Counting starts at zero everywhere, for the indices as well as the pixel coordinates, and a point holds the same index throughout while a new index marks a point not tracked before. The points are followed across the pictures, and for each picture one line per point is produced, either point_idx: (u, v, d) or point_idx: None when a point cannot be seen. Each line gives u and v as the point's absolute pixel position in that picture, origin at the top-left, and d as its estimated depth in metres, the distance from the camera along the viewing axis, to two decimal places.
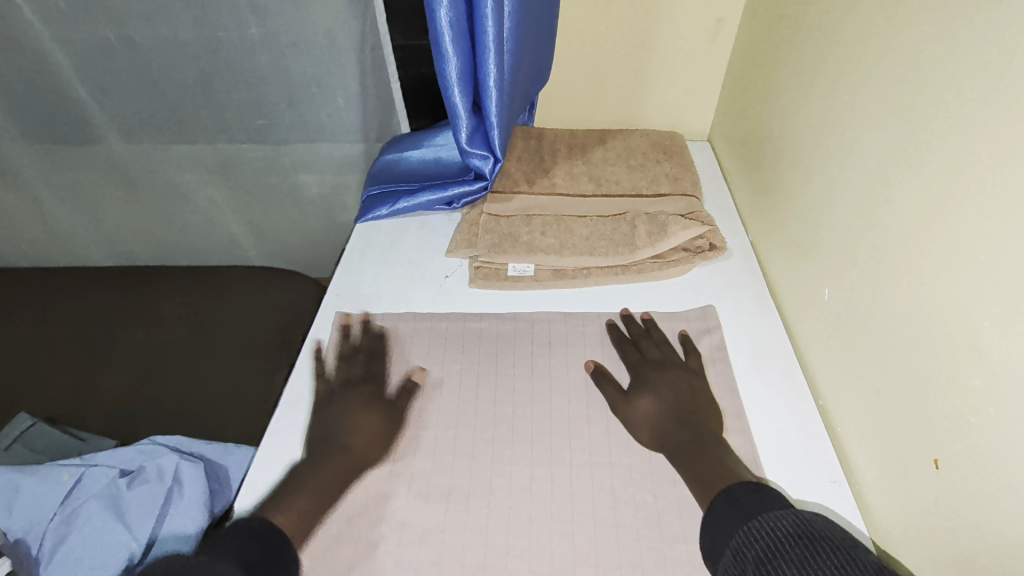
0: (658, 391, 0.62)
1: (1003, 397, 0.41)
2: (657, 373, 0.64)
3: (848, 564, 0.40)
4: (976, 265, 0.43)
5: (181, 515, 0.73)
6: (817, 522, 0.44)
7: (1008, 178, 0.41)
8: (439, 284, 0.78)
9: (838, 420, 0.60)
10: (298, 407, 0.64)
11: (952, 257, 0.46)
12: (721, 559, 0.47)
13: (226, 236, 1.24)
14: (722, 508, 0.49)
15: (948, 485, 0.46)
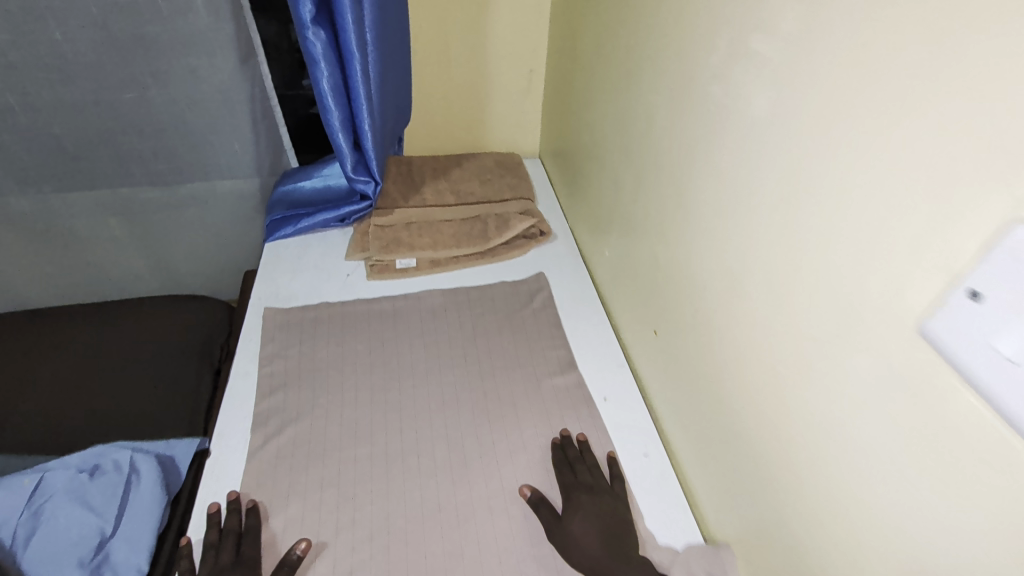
0: (586, 513, 0.66)
1: (671, 280, 0.73)
2: (587, 497, 0.68)
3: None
4: (654, 213, 0.77)
5: (142, 498, 0.87)
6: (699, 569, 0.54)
7: (653, 167, 0.76)
8: (343, 280, 1.01)
9: (623, 328, 0.93)
10: (244, 378, 0.83)
11: (647, 213, 0.79)
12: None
13: (129, 273, 1.34)
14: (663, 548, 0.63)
15: (662, 341, 0.78)
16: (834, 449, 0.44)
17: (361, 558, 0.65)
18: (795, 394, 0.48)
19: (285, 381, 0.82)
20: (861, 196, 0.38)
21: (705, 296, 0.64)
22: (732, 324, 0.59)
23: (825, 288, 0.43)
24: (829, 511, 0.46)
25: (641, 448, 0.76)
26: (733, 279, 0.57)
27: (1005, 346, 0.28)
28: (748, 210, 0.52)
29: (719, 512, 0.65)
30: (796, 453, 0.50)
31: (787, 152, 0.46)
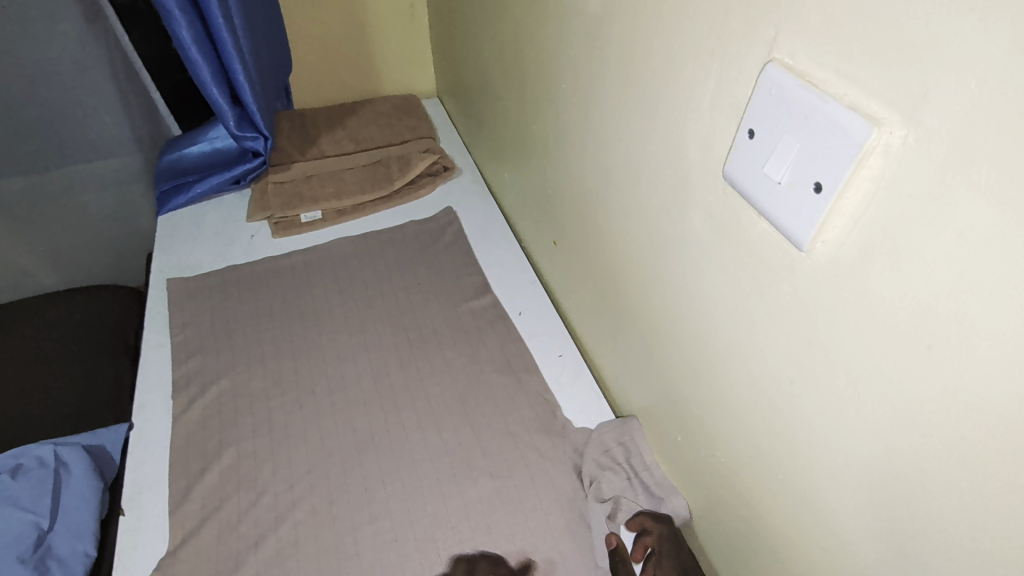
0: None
1: (559, 194, 0.78)
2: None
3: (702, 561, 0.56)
4: (536, 132, 0.81)
5: (74, 488, 0.86)
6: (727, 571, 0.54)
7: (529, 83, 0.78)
8: (248, 242, 0.99)
9: (532, 249, 0.96)
10: (158, 350, 0.82)
11: (533, 131, 0.82)
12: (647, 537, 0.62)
13: (17, 274, 1.24)
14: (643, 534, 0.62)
15: (561, 251, 0.83)
16: (687, 304, 0.51)
17: (303, 489, 0.68)
18: (656, 267, 0.55)
19: (201, 346, 0.82)
20: (674, 74, 0.44)
21: (584, 199, 0.69)
22: (605, 220, 0.64)
23: (663, 162, 0.49)
24: (690, 361, 0.53)
25: (556, 350, 0.82)
26: (600, 177, 0.63)
27: (771, 173, 0.35)
28: (602, 109, 0.58)
29: (623, 391, 0.73)
30: (663, 320, 0.57)
31: (620, 47, 0.51)
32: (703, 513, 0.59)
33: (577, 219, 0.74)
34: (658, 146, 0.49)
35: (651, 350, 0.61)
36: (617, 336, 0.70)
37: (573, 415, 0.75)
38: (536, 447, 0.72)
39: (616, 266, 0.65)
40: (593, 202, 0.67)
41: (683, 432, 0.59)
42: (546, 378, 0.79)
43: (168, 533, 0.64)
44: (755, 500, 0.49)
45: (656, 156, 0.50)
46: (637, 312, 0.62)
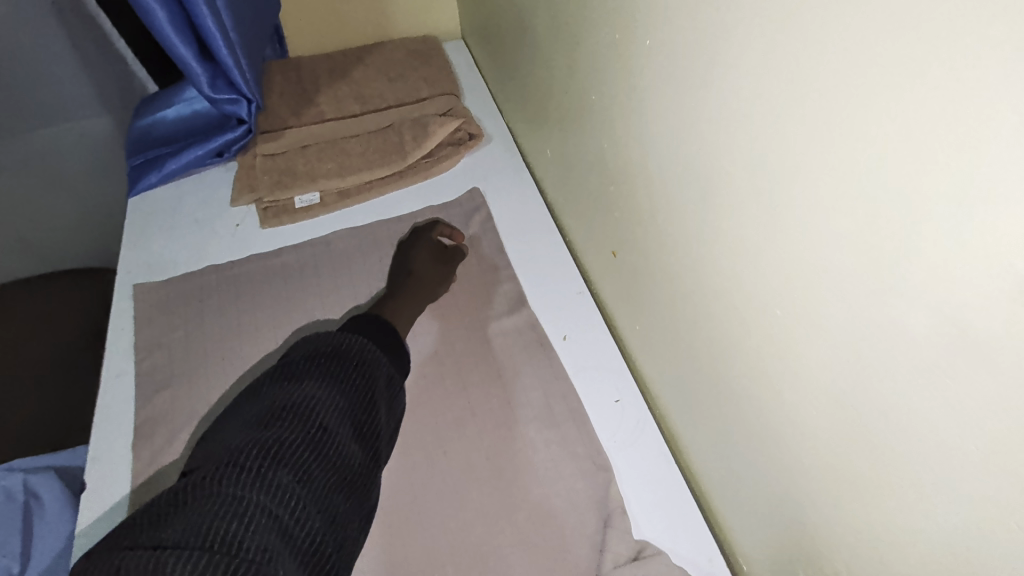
0: None
1: (626, 195, 0.58)
2: None
3: None
4: (597, 103, 0.59)
5: (48, 525, 0.74)
6: None
7: (595, 31, 0.55)
8: (232, 234, 0.81)
9: (579, 247, 0.76)
10: (120, 380, 0.67)
11: (592, 99, 0.60)
12: None
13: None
14: None
15: (623, 265, 0.63)
16: (882, 434, 0.34)
17: None
18: (816, 359, 0.38)
19: (172, 377, 0.67)
20: (957, 91, 0.25)
21: (686, 215, 0.49)
22: (721, 262, 0.46)
23: (889, 225, 0.30)
24: (867, 502, 0.37)
25: (611, 392, 0.64)
26: (723, 203, 0.43)
27: None
28: (752, 108, 0.38)
29: (713, 463, 0.55)
30: (817, 428, 0.39)
31: (825, 18, 0.31)
32: None
33: (662, 240, 0.54)
34: (881, 198, 0.30)
35: (780, 447, 0.45)
36: (714, 403, 0.52)
37: (632, 490, 0.58)
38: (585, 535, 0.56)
39: (729, 326, 0.47)
40: (699, 230, 0.47)
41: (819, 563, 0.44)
42: (597, 432, 0.61)
43: None
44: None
45: (871, 210, 0.31)
46: (758, 393, 0.45)
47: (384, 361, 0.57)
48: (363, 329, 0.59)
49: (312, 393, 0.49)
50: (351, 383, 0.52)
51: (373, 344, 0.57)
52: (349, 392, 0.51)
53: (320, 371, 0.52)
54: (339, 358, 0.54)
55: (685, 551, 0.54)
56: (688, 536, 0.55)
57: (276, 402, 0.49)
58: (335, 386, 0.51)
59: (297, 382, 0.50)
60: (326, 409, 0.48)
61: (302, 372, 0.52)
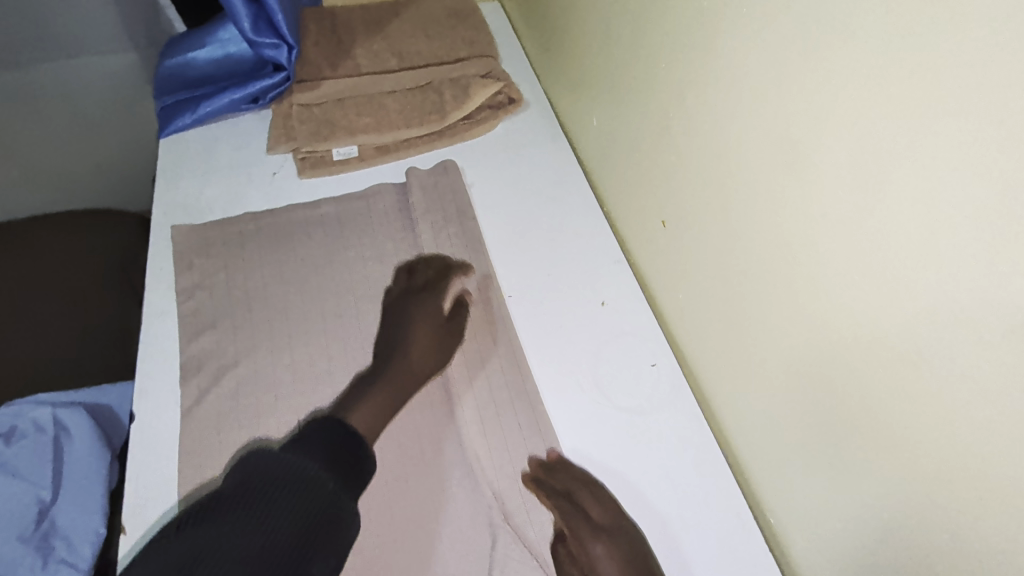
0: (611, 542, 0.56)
1: (688, 163, 0.59)
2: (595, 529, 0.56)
3: None
4: (666, 72, 0.61)
5: (78, 459, 0.77)
6: None
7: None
8: (269, 181, 0.80)
9: (617, 218, 0.77)
10: (162, 319, 0.67)
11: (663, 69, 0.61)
12: None
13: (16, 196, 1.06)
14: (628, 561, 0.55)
15: (671, 233, 0.64)
16: (961, 407, 0.36)
17: None
18: (899, 334, 0.39)
19: (215, 319, 0.67)
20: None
21: (753, 186, 0.50)
22: (797, 234, 0.46)
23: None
24: (922, 474, 0.39)
25: (647, 357, 0.66)
26: (812, 177, 0.44)
27: None
28: (872, 85, 0.38)
29: (746, 430, 0.58)
30: (882, 400, 0.41)
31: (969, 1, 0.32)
32: None
33: (728, 212, 0.55)
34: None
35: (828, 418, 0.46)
36: (761, 380, 0.54)
37: (666, 447, 0.61)
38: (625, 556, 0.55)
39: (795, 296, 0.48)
40: (775, 203, 0.48)
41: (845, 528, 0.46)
42: (634, 394, 0.64)
43: None
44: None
45: (1005, 189, 0.31)
46: (809, 362, 0.47)
47: (318, 454, 0.50)
48: (311, 444, 0.51)
49: (267, 551, 0.43)
50: (311, 508, 0.46)
51: (318, 464, 0.49)
52: (299, 508, 0.46)
53: (261, 514, 0.45)
54: (280, 482, 0.47)
55: (716, 509, 0.58)
56: (717, 493, 0.59)
57: (214, 558, 0.41)
58: (289, 515, 0.45)
59: (240, 538, 0.43)
60: (277, 550, 0.43)
61: (253, 502, 0.45)
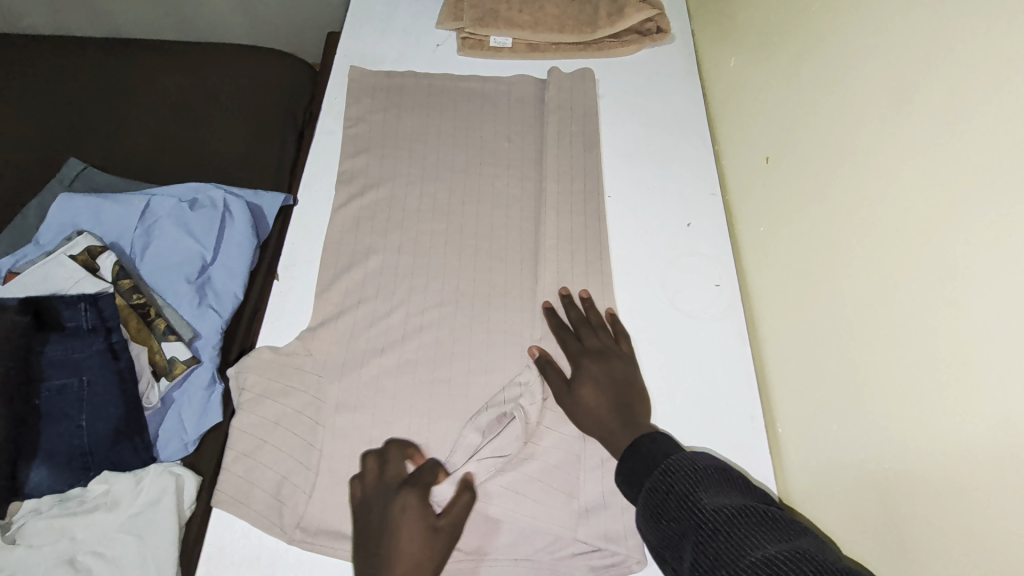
0: (598, 384, 0.62)
1: (812, 105, 0.66)
2: (597, 365, 0.63)
3: (769, 528, 0.44)
4: (820, 22, 0.66)
5: (233, 236, 0.95)
6: (700, 462, 0.50)
7: None
8: (432, 51, 0.92)
9: (725, 156, 0.83)
10: (330, 137, 0.82)
11: (819, 18, 0.67)
12: (638, 490, 0.53)
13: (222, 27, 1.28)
14: (636, 450, 0.55)
15: (772, 167, 0.71)
16: (998, 325, 0.41)
17: (431, 318, 0.69)
18: (964, 263, 0.45)
19: (369, 147, 0.81)
20: None
21: (868, 133, 0.57)
22: (899, 174, 0.52)
23: None
24: (946, 383, 0.45)
25: (714, 278, 0.75)
26: (915, 121, 0.51)
27: None
28: (997, 44, 0.45)
29: (785, 350, 0.65)
30: (930, 319, 0.47)
31: None
32: (827, 511, 0.57)
33: (840, 152, 0.60)
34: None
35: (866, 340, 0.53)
36: (811, 304, 0.61)
37: (705, 349, 0.70)
38: (599, 423, 0.59)
39: (869, 230, 0.55)
40: (882, 144, 0.54)
41: (856, 433, 0.54)
42: (692, 301, 0.73)
43: (312, 311, 0.68)
44: (927, 527, 0.45)
45: None
46: (865, 291, 0.54)
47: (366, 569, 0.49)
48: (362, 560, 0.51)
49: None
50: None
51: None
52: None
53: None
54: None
55: (734, 413, 0.67)
56: (740, 401, 0.68)
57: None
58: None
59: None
60: None
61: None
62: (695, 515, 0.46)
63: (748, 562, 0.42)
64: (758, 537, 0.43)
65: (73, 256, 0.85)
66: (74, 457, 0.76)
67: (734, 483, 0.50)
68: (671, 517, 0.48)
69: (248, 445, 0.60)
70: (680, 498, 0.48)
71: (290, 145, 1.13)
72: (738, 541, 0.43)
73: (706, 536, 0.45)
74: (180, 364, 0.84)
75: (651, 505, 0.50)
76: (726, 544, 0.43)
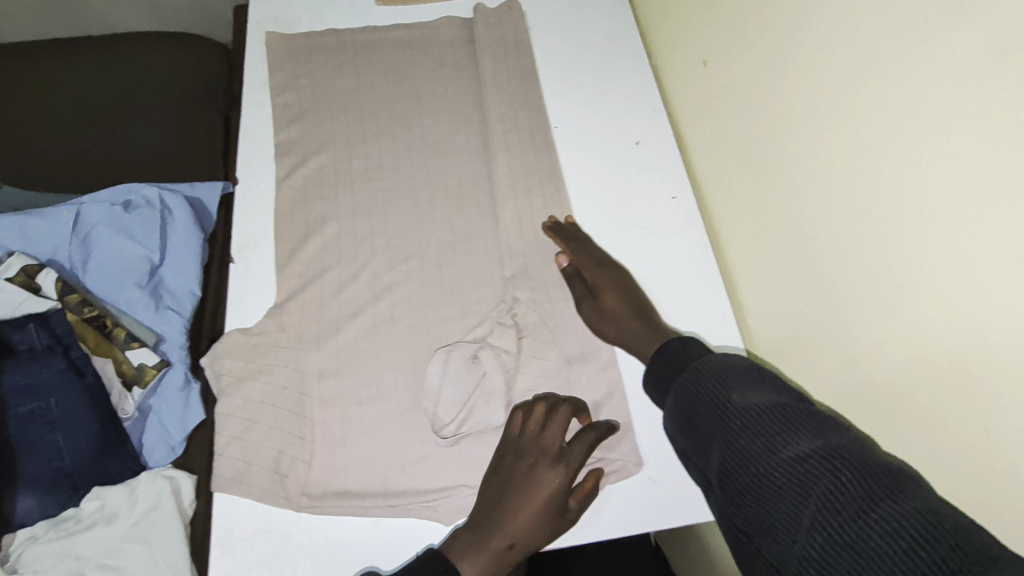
0: (613, 290, 0.64)
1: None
2: (606, 272, 0.66)
3: (800, 418, 0.44)
4: None
5: (178, 232, 0.91)
6: (732, 363, 0.50)
7: None
8: (349, 5, 0.88)
9: (664, 71, 0.83)
10: (258, 109, 0.78)
11: None
12: (665, 395, 0.54)
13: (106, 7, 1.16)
14: (665, 356, 0.55)
15: (711, 72, 0.72)
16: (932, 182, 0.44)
17: (398, 274, 0.68)
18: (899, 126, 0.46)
19: (302, 113, 0.78)
20: None
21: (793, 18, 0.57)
22: (826, 49, 0.53)
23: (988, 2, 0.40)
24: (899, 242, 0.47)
25: (669, 190, 0.76)
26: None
27: None
28: None
29: (747, 245, 0.68)
30: (869, 180, 0.49)
31: None
32: (802, 385, 0.60)
33: (769, 40, 0.61)
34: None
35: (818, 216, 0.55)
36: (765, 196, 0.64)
37: (671, 259, 0.72)
38: (623, 330, 0.62)
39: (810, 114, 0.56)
40: (807, 26, 0.55)
41: (822, 307, 0.57)
42: (654, 216, 0.74)
43: (276, 286, 0.66)
44: (894, 373, 0.48)
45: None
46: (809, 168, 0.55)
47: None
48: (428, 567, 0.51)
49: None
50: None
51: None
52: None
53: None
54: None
55: (706, 313, 0.69)
56: (710, 302, 0.70)
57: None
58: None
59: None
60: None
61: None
62: (725, 415, 0.47)
63: (778, 458, 0.42)
64: (787, 433, 0.43)
65: (9, 279, 0.80)
66: (58, 478, 0.74)
67: (766, 377, 0.49)
68: (700, 418, 0.48)
69: (238, 427, 0.60)
70: (710, 399, 0.48)
71: (218, 130, 1.08)
72: (769, 438, 0.43)
73: (735, 434, 0.45)
74: (150, 369, 0.82)
75: (680, 409, 0.50)
76: (757, 442, 0.44)
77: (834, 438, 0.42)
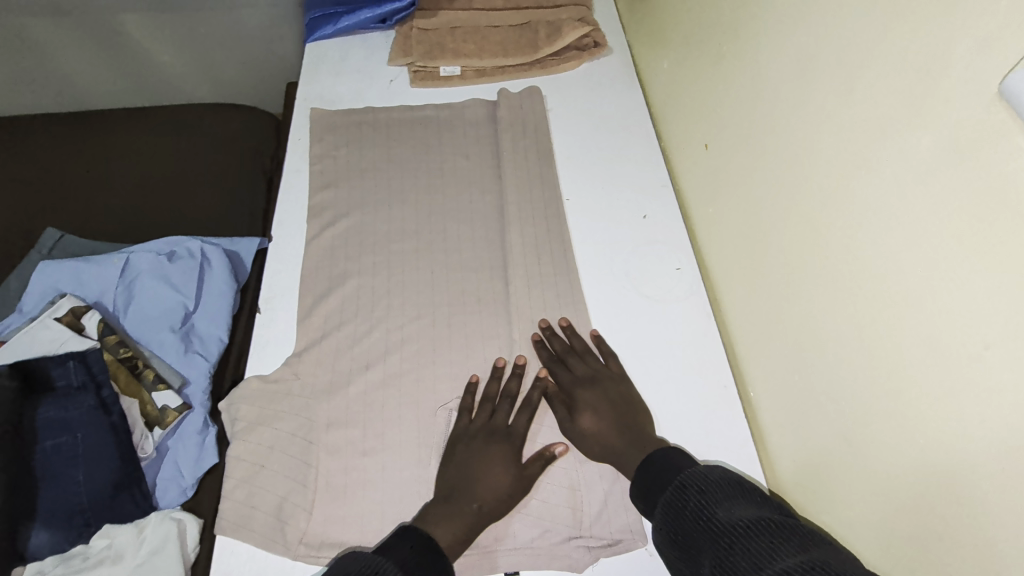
0: (597, 411, 0.64)
1: (737, 92, 0.71)
2: (592, 392, 0.65)
3: (783, 533, 0.45)
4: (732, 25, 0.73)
5: (214, 282, 0.97)
6: (715, 477, 0.52)
7: None
8: (387, 86, 0.98)
9: (672, 152, 0.89)
10: (297, 175, 0.86)
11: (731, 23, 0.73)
12: (653, 507, 0.54)
13: (175, 79, 1.31)
14: (654, 463, 0.56)
15: (711, 155, 0.77)
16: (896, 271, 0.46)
17: (410, 331, 0.72)
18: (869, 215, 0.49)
19: (336, 180, 0.85)
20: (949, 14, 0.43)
21: (781, 112, 0.62)
22: (812, 142, 0.57)
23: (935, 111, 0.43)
24: (876, 324, 0.48)
25: (674, 262, 0.79)
26: (815, 96, 0.57)
27: None
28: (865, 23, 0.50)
29: (745, 319, 0.69)
30: (851, 263, 0.51)
31: None
32: (797, 460, 0.60)
33: (763, 130, 0.66)
34: (1014, 30, 0.37)
35: (807, 294, 0.57)
36: (758, 273, 0.66)
37: (674, 329, 0.74)
38: (606, 448, 0.62)
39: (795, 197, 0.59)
40: (793, 122, 0.60)
41: (811, 384, 0.57)
42: (659, 287, 0.77)
43: (296, 337, 0.71)
44: (880, 451, 0.48)
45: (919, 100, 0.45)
46: (800, 248, 0.58)
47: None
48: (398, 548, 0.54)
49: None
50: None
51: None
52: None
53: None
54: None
55: (708, 384, 0.70)
56: (713, 372, 0.71)
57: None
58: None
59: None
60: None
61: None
62: (712, 531, 0.48)
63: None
64: (771, 549, 0.44)
65: (58, 318, 0.87)
66: (72, 514, 0.76)
67: (750, 492, 0.51)
68: (689, 533, 0.49)
69: (246, 471, 0.62)
70: (696, 514, 0.50)
71: (262, 191, 1.17)
72: (755, 554, 0.44)
73: (723, 552, 0.46)
74: (173, 412, 0.85)
75: (668, 524, 0.51)
76: (745, 558, 0.45)
77: (816, 553, 0.43)
